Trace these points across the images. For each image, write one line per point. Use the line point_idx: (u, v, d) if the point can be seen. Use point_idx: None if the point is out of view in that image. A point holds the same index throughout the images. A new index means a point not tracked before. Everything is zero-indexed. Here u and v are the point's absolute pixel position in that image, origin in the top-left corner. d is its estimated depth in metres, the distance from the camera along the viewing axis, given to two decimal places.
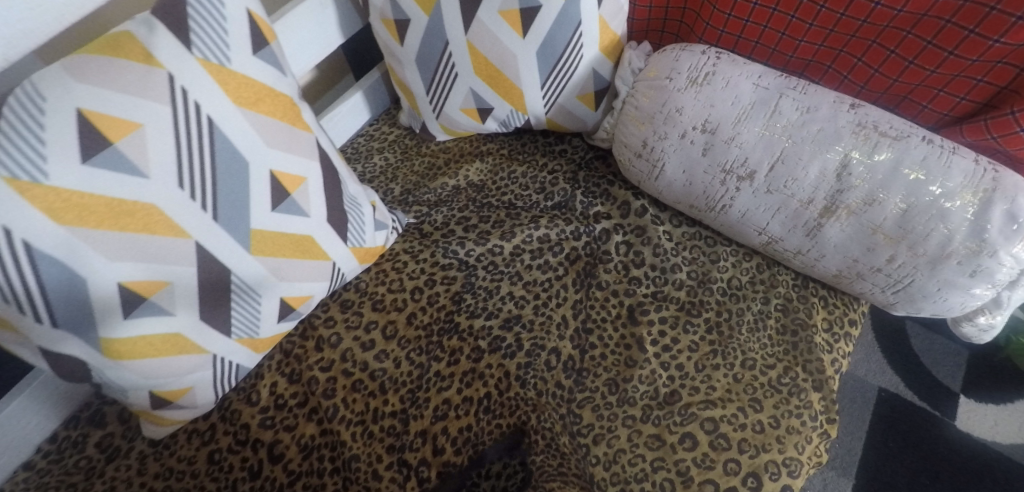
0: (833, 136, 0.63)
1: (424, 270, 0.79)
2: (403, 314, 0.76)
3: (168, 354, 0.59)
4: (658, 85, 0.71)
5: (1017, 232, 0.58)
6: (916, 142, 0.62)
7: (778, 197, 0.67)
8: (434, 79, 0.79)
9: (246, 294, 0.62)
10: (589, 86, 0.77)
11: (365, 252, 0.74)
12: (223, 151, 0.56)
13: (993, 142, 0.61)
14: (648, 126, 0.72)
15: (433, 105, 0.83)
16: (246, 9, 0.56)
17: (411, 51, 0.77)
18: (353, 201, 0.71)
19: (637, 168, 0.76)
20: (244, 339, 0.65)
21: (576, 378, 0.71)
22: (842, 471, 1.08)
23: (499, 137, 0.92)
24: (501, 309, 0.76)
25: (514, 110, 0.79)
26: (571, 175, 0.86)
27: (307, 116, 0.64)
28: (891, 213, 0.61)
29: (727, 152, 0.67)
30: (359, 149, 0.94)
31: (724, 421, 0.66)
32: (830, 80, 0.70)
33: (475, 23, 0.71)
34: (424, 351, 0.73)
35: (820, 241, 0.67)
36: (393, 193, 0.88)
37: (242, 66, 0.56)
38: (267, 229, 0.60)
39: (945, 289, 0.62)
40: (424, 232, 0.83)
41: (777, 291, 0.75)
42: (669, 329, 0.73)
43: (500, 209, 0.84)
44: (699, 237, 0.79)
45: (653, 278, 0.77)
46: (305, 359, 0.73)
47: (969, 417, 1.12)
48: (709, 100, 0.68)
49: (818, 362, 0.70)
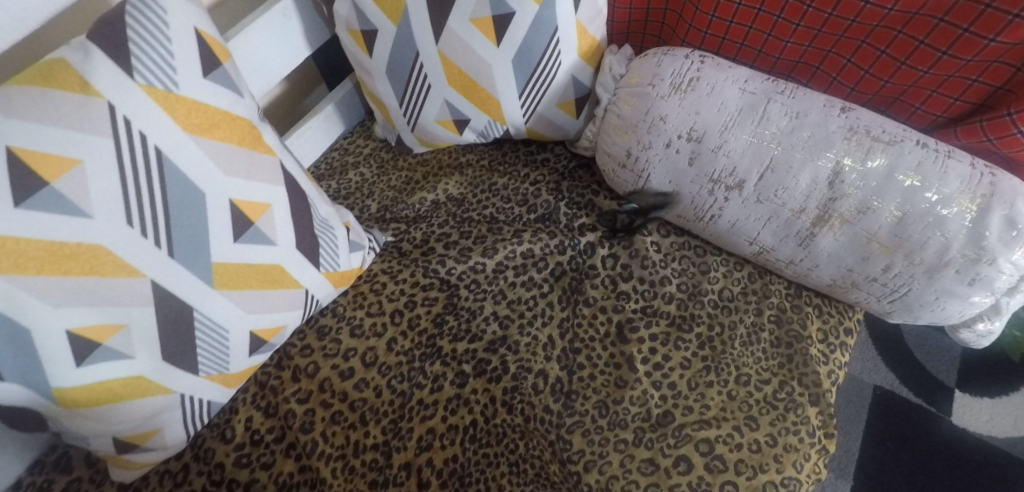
0: (824, 142, 0.61)
1: (404, 291, 0.75)
2: (382, 339, 0.72)
3: (129, 399, 0.55)
4: (640, 92, 0.68)
5: (1016, 239, 0.55)
6: (911, 146, 0.59)
7: (768, 206, 0.64)
8: (406, 91, 0.75)
9: (212, 330, 0.58)
10: (569, 94, 0.74)
11: (339, 276, 0.70)
12: (175, 182, 0.52)
13: (989, 144, 0.59)
14: (632, 136, 0.69)
15: (407, 117, 0.79)
16: (193, 28, 0.53)
17: (381, 63, 0.73)
18: (325, 224, 0.67)
19: (622, 179, 0.73)
20: (213, 376, 0.61)
21: (565, 402, 0.68)
22: (840, 473, 1.06)
23: (479, 148, 0.89)
24: (485, 330, 0.73)
25: (492, 120, 0.76)
26: (553, 185, 0.83)
27: (269, 138, 0.60)
28: (887, 221, 0.59)
29: (714, 161, 0.65)
30: (333, 164, 0.91)
31: (720, 441, 0.64)
32: (818, 82, 0.67)
33: (446, 32, 0.68)
34: (406, 378, 0.70)
35: (813, 251, 0.64)
36: (370, 210, 0.84)
37: (192, 90, 0.52)
38: (230, 261, 0.57)
39: (943, 298, 0.60)
40: (403, 250, 0.80)
41: (769, 301, 0.72)
42: (660, 346, 0.70)
43: (481, 224, 0.81)
44: (688, 247, 0.76)
45: (641, 291, 0.74)
46: (282, 390, 0.70)
47: (966, 412, 1.10)
48: (694, 107, 0.65)
49: (814, 375, 0.67)
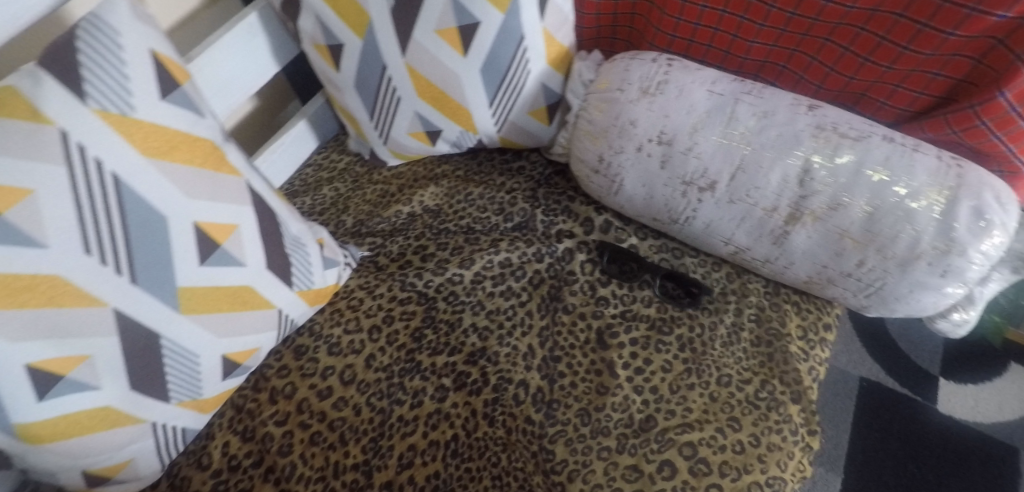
0: (792, 141, 0.61)
1: (381, 306, 0.74)
2: (361, 356, 0.71)
3: (98, 430, 0.54)
4: (609, 97, 0.68)
5: (984, 230, 0.56)
6: (878, 141, 0.59)
7: (741, 206, 0.64)
8: (375, 104, 0.74)
9: (182, 355, 0.58)
10: (540, 102, 0.73)
11: (314, 294, 0.70)
12: (134, 208, 0.51)
13: (954, 136, 0.60)
14: (603, 141, 0.68)
15: (378, 131, 0.78)
16: (148, 50, 0.52)
17: (348, 77, 0.72)
18: (296, 242, 0.66)
19: (596, 184, 0.73)
20: (186, 402, 0.61)
21: (547, 411, 0.67)
22: (830, 467, 1.06)
23: (454, 158, 0.88)
24: (465, 342, 0.72)
25: (464, 130, 0.75)
26: (529, 192, 0.82)
27: (234, 158, 0.59)
28: (857, 217, 0.59)
29: (685, 163, 0.65)
30: (307, 181, 0.89)
31: (703, 444, 0.63)
32: (786, 81, 0.67)
33: (412, 44, 0.66)
34: (386, 395, 0.69)
35: (787, 249, 0.64)
36: (345, 225, 0.83)
37: (149, 113, 0.51)
38: (197, 285, 0.56)
39: (917, 290, 0.60)
40: (380, 264, 0.79)
41: (748, 300, 0.72)
42: (641, 350, 0.70)
43: (457, 234, 0.80)
44: (665, 249, 0.77)
45: (621, 296, 0.74)
46: (259, 414, 0.68)
47: (951, 400, 1.11)
48: (663, 110, 0.65)
49: (795, 372, 0.67)
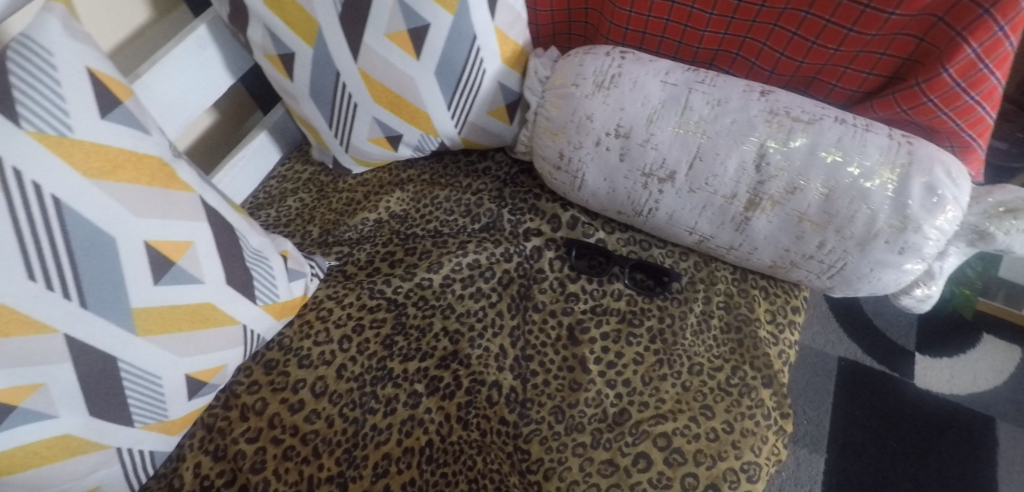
0: (746, 127, 0.61)
1: (351, 316, 0.74)
2: (332, 367, 0.71)
3: (58, 459, 0.54)
4: (565, 93, 0.67)
5: (937, 205, 0.56)
6: (830, 123, 0.60)
7: (701, 195, 0.64)
8: (332, 112, 0.73)
9: (142, 378, 0.57)
10: (498, 101, 0.73)
11: (280, 307, 0.69)
12: (79, 231, 0.50)
13: (904, 115, 0.60)
14: (562, 136, 0.68)
15: (338, 138, 0.77)
16: (84, 67, 0.51)
17: (302, 85, 0.71)
18: (257, 256, 0.66)
19: (558, 181, 0.73)
20: (152, 425, 0.60)
21: (520, 411, 0.67)
22: (813, 447, 1.06)
23: (419, 162, 0.87)
24: (436, 347, 0.72)
25: (425, 133, 0.74)
26: (495, 192, 0.82)
27: (185, 174, 0.58)
28: (814, 199, 0.60)
29: (644, 155, 0.65)
30: (271, 192, 0.87)
31: (677, 434, 0.63)
32: (739, 68, 0.68)
33: (363, 49, 0.66)
34: (358, 404, 0.68)
35: (750, 234, 0.65)
36: (312, 235, 0.81)
37: (89, 132, 0.50)
38: (153, 305, 0.55)
39: (878, 268, 0.61)
40: (348, 273, 0.78)
41: (717, 288, 0.72)
42: (612, 344, 0.70)
43: (425, 239, 0.79)
44: (633, 242, 0.77)
45: (590, 291, 0.73)
46: (230, 431, 0.67)
47: (926, 374, 1.13)
48: (618, 103, 0.65)
49: (765, 357, 0.68)
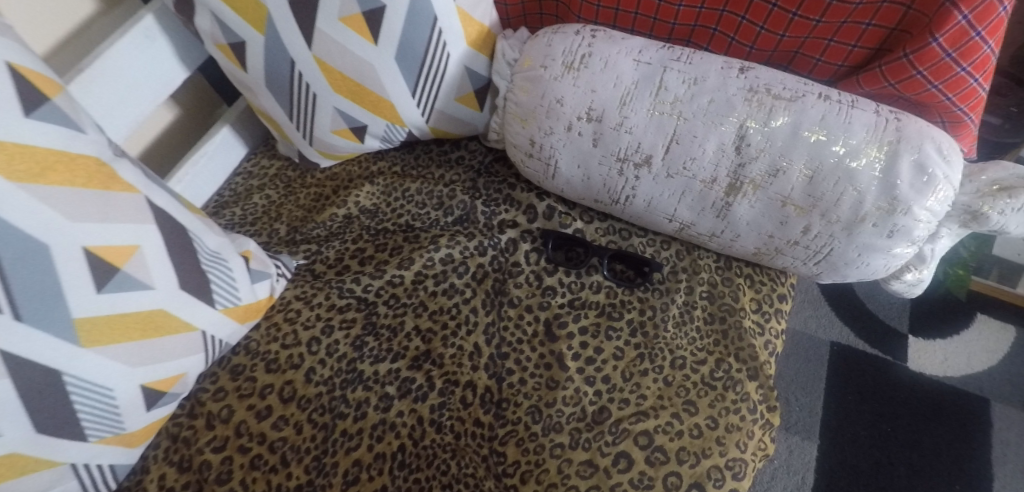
0: (725, 107, 0.58)
1: (320, 316, 0.70)
2: (300, 371, 0.68)
3: (8, 479, 0.51)
4: (534, 75, 0.64)
5: (927, 185, 0.53)
6: (813, 100, 0.56)
7: (680, 180, 0.61)
8: (291, 103, 0.69)
9: (92, 391, 0.54)
10: (466, 86, 0.69)
11: (243, 311, 0.66)
12: (8, 239, 0.47)
13: (892, 89, 0.57)
14: (532, 122, 0.65)
15: (301, 131, 0.73)
16: (4, 62, 0.47)
17: (257, 76, 0.67)
18: (215, 258, 0.63)
19: (532, 169, 0.69)
20: (108, 438, 0.57)
21: (495, 411, 0.65)
22: (805, 434, 1.04)
23: (389, 153, 0.83)
24: (408, 347, 0.68)
25: (391, 123, 0.71)
26: (469, 183, 0.78)
27: (127, 174, 0.56)
28: (798, 182, 0.56)
29: (618, 139, 0.61)
30: (237, 190, 0.83)
31: (659, 432, 0.61)
32: (718, 45, 0.64)
33: (317, 36, 0.62)
34: (328, 409, 0.66)
35: (732, 221, 0.62)
36: (279, 233, 0.78)
37: (13, 132, 0.47)
38: (97, 314, 0.53)
39: (865, 253, 0.58)
40: (317, 272, 0.74)
41: (700, 278, 0.69)
42: (591, 339, 0.67)
43: (397, 234, 0.76)
44: (613, 231, 0.73)
45: (568, 284, 0.70)
46: (195, 441, 0.64)
47: (921, 356, 1.10)
48: (589, 85, 0.61)
49: (750, 348, 0.65)
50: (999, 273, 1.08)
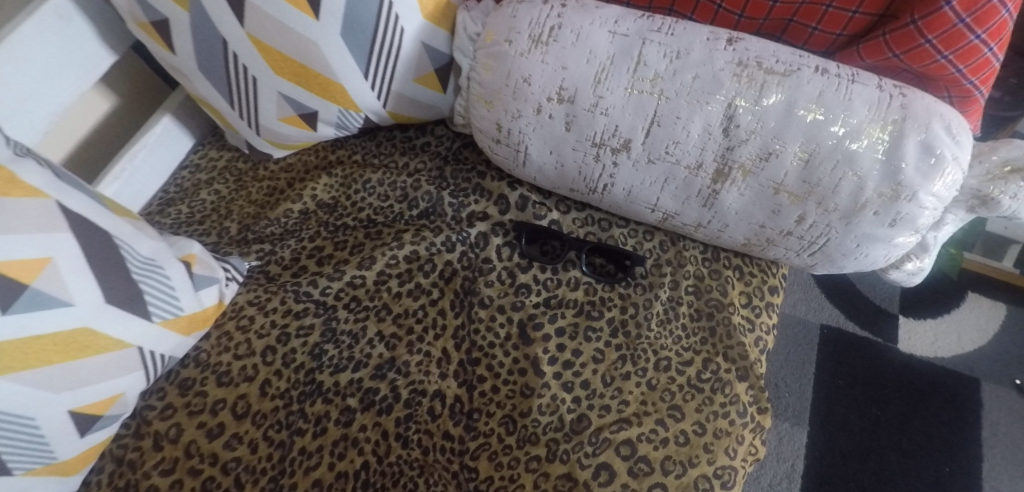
0: (711, 84, 0.51)
1: (275, 323, 0.64)
2: (255, 384, 0.62)
3: None
4: (498, 52, 0.57)
5: (935, 167, 0.48)
6: (810, 74, 0.50)
7: (662, 166, 0.55)
8: (230, 89, 0.63)
9: (10, 421, 0.48)
10: (425, 66, 0.62)
11: (186, 322, 0.60)
12: None
13: (896, 61, 0.51)
14: (498, 104, 0.58)
15: (246, 120, 0.66)
16: None
17: (188, 59, 0.60)
18: (148, 265, 0.57)
19: (501, 155, 0.63)
20: (38, 470, 0.52)
21: (466, 423, 0.60)
22: (795, 421, 1.00)
23: (349, 141, 0.76)
24: (371, 354, 0.63)
25: (344, 109, 0.64)
26: (435, 172, 0.72)
27: (32, 177, 0.49)
28: (792, 166, 0.51)
29: (593, 122, 0.55)
30: (183, 185, 0.76)
31: (643, 440, 0.56)
32: (703, 14, 0.57)
33: (249, 11, 0.55)
34: (284, 425, 0.60)
35: (719, 210, 0.56)
36: (230, 232, 0.71)
37: None
38: (7, 338, 0.47)
39: (865, 244, 0.53)
40: (271, 275, 0.68)
41: (685, 271, 0.64)
42: (569, 341, 0.62)
43: (358, 230, 0.70)
44: (591, 222, 0.68)
45: (544, 281, 0.65)
46: (141, 465, 0.58)
47: (913, 337, 1.07)
48: (559, 62, 0.55)
49: (740, 347, 0.60)
50: (982, 245, 1.06)
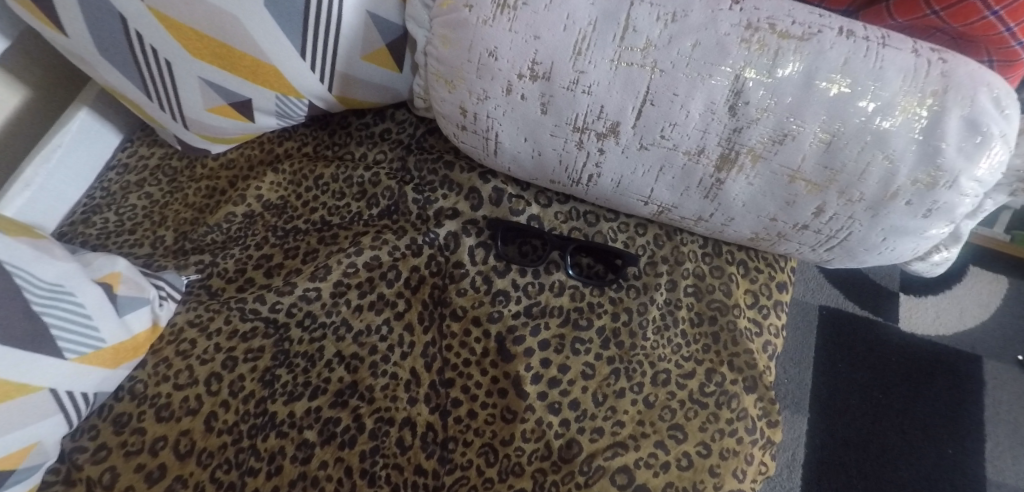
0: (715, 52, 0.43)
1: (220, 347, 0.56)
2: (199, 418, 0.53)
3: None
4: (456, 20, 0.47)
5: (980, 147, 0.40)
6: (833, 38, 0.42)
7: (656, 153, 0.47)
8: (144, 75, 0.54)
9: None
10: (374, 39, 0.53)
11: (112, 353, 0.51)
12: None
13: (934, 19, 0.43)
14: (461, 85, 0.49)
15: (170, 112, 0.57)
16: None
17: (85, 42, 0.51)
18: (53, 290, 0.48)
19: (468, 144, 0.54)
20: None
21: (441, 455, 0.53)
22: (795, 408, 0.94)
23: (298, 131, 0.68)
24: (330, 379, 0.55)
25: (281, 93, 0.55)
26: (397, 164, 0.63)
27: None
28: (811, 149, 0.43)
29: (574, 102, 0.46)
30: (110, 188, 0.66)
31: (641, 466, 0.49)
32: None
33: None
34: (234, 464, 0.52)
35: (723, 202, 0.48)
36: (166, 242, 0.62)
37: None
38: None
39: (892, 237, 0.45)
40: (214, 289, 0.59)
41: (683, 269, 0.57)
42: (554, 355, 0.54)
43: (311, 233, 0.62)
44: (576, 216, 0.60)
45: (523, 287, 0.57)
46: None
47: (914, 315, 1.01)
48: (531, 29, 0.45)
49: (746, 355, 0.53)
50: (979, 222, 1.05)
